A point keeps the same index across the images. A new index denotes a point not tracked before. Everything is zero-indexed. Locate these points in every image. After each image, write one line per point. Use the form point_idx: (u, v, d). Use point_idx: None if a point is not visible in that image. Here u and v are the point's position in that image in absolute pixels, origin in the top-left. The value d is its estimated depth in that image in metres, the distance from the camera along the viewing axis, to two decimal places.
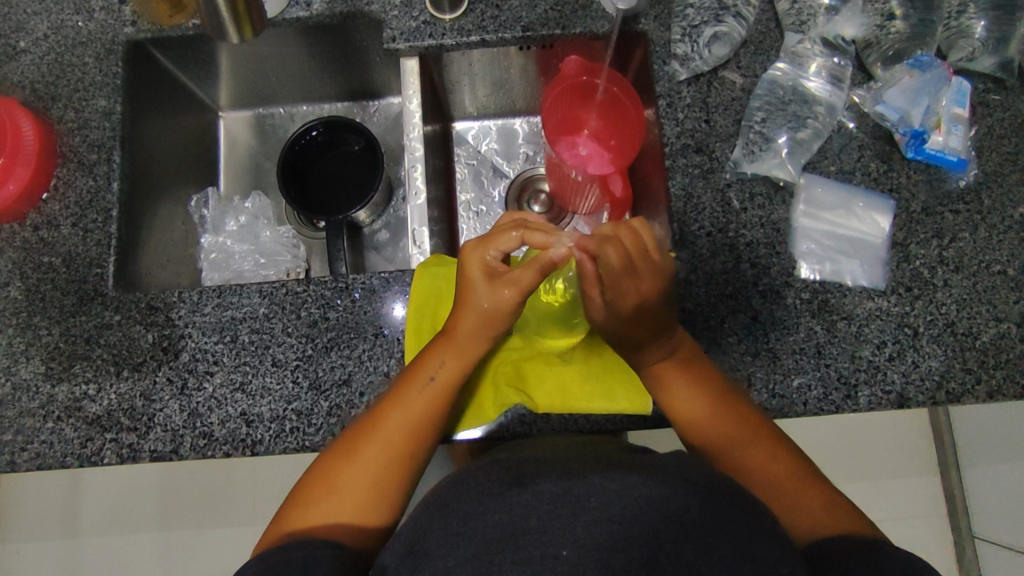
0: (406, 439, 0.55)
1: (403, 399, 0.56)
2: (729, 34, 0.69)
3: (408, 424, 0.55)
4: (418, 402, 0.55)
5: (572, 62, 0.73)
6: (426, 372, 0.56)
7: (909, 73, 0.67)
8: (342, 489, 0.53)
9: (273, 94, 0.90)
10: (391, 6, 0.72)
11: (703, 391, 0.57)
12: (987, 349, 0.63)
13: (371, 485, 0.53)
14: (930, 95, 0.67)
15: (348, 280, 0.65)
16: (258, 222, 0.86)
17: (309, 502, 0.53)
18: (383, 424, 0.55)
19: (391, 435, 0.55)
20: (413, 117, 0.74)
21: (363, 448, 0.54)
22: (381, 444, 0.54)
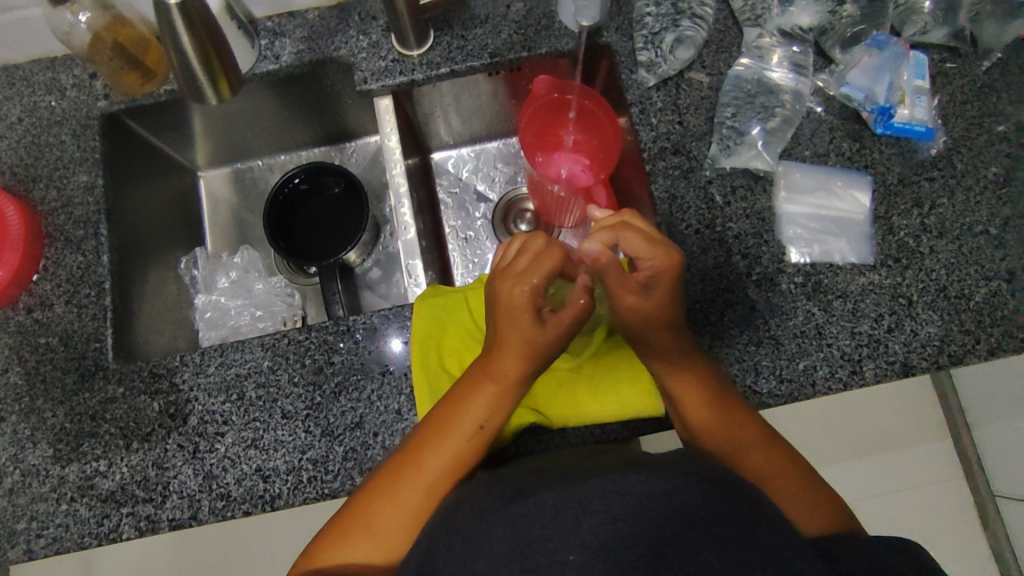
0: (437, 486, 0.54)
1: (452, 446, 0.55)
2: (693, 36, 0.71)
3: (450, 471, 0.55)
4: (465, 439, 0.55)
5: (542, 82, 0.73)
6: (475, 418, 0.56)
7: (869, 53, 0.70)
8: (382, 525, 0.53)
9: (251, 148, 0.91)
10: (359, 48, 0.71)
11: (716, 418, 0.57)
12: (983, 309, 0.64)
13: (406, 527, 0.53)
14: (890, 71, 0.69)
15: (348, 322, 0.65)
16: (250, 275, 0.86)
17: (345, 540, 0.53)
18: (420, 465, 0.54)
19: (439, 471, 0.54)
20: (393, 153, 0.74)
21: (398, 488, 0.54)
22: (410, 491, 0.54)
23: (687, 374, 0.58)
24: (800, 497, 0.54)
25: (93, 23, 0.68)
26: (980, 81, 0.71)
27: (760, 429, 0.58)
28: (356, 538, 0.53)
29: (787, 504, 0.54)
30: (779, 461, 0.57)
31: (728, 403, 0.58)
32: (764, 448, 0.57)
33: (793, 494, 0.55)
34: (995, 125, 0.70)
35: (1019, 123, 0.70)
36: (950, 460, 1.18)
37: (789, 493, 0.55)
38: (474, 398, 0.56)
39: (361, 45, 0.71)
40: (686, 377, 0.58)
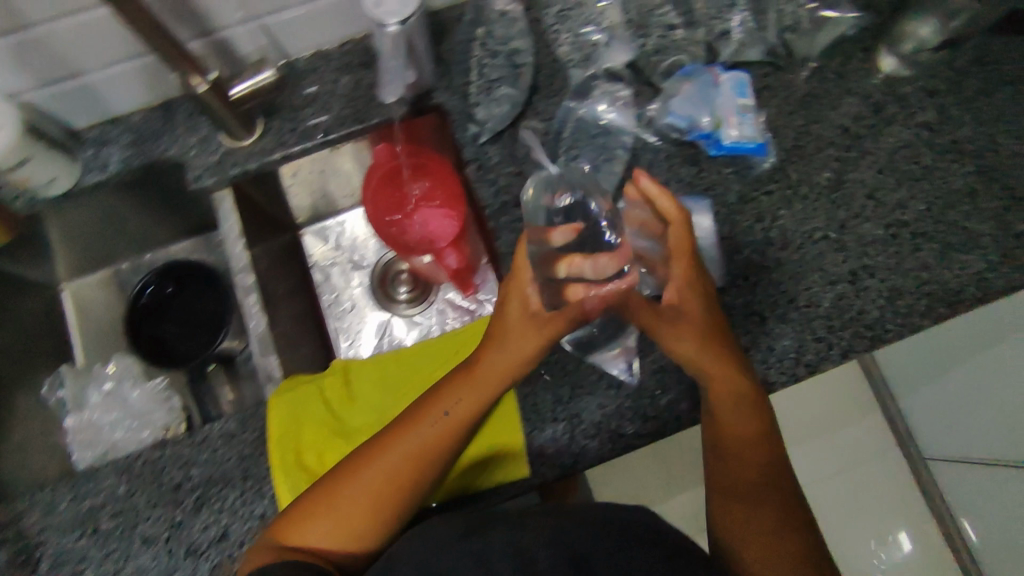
0: (400, 482, 0.57)
1: (417, 429, 0.59)
2: (509, 96, 0.71)
3: (408, 457, 0.57)
4: (432, 424, 0.59)
5: (381, 151, 0.74)
6: (439, 407, 0.60)
7: (686, 82, 0.70)
8: (349, 498, 0.56)
9: (114, 254, 0.88)
10: (187, 146, 0.69)
11: (736, 444, 0.60)
12: (832, 313, 0.66)
13: (368, 505, 0.56)
14: (711, 95, 0.70)
15: (203, 430, 0.62)
16: (124, 384, 0.82)
17: (302, 520, 0.56)
18: (395, 448, 0.58)
19: (395, 464, 0.57)
20: (233, 247, 0.72)
21: (370, 467, 0.57)
22: (404, 463, 0.57)
23: (731, 375, 0.58)
24: (760, 539, 0.58)
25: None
26: (802, 91, 0.73)
27: (769, 464, 0.61)
28: (309, 522, 0.55)
29: (741, 552, 0.58)
30: (767, 509, 0.59)
31: (760, 420, 0.60)
32: (773, 483, 0.60)
33: (760, 537, 0.58)
34: (822, 131, 0.72)
35: (844, 126, 0.72)
36: (879, 439, 1.31)
37: (756, 522, 0.59)
38: (457, 386, 0.60)
39: (189, 142, 0.70)
40: (739, 396, 0.59)
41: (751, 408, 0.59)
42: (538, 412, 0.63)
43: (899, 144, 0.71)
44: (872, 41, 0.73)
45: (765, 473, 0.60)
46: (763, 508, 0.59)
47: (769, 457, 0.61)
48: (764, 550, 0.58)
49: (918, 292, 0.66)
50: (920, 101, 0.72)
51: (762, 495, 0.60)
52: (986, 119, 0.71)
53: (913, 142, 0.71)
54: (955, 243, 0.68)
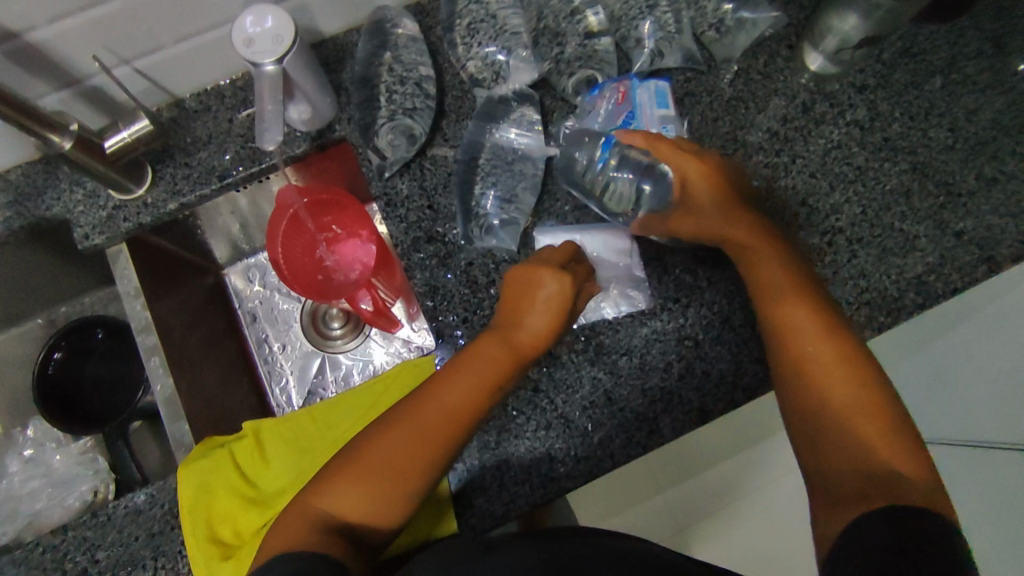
0: (449, 432, 0.51)
1: (445, 386, 0.52)
2: (408, 129, 0.65)
3: (447, 415, 0.51)
4: (503, 365, 0.53)
5: (288, 190, 0.68)
6: (477, 355, 0.53)
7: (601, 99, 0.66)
8: (359, 478, 0.50)
9: (20, 310, 0.80)
10: (74, 202, 0.65)
11: (832, 361, 0.51)
12: None
13: (392, 479, 0.50)
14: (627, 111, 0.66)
15: (107, 511, 0.58)
16: (47, 448, 0.79)
17: (326, 490, 0.50)
18: (438, 400, 0.52)
19: (423, 430, 0.51)
20: (131, 303, 0.69)
21: (413, 422, 0.51)
22: (416, 427, 0.50)
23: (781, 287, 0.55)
24: (868, 442, 0.47)
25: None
26: (726, 96, 0.70)
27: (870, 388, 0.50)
28: (341, 486, 0.50)
29: (821, 468, 0.49)
30: (866, 409, 0.49)
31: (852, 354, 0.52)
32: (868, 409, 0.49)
33: (832, 465, 0.48)
34: (748, 138, 0.69)
35: (772, 129, 0.69)
36: None
37: (855, 440, 0.48)
38: (483, 346, 0.54)
39: (76, 197, 0.65)
40: (783, 297, 0.55)
41: (808, 316, 0.53)
42: (463, 460, 0.59)
43: (830, 145, 0.68)
44: (796, 38, 0.71)
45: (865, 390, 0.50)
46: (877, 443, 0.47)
47: (830, 386, 0.50)
48: (834, 469, 0.48)
49: (857, 301, 0.64)
50: (850, 98, 0.69)
51: (866, 413, 0.49)
52: (917, 113, 0.68)
53: (844, 141, 0.68)
54: (893, 246, 0.65)
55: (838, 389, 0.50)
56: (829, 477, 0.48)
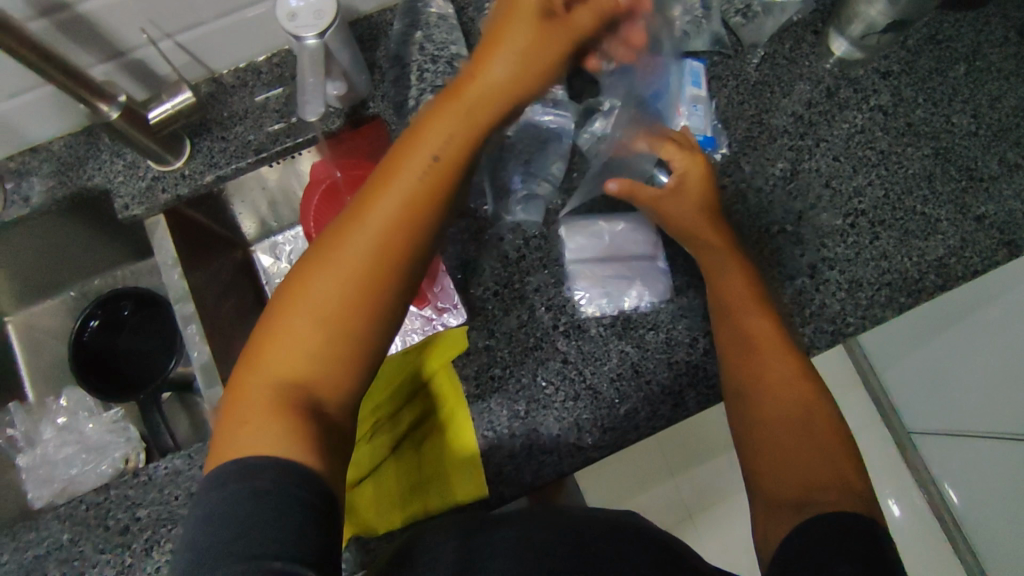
0: (373, 263, 0.45)
1: (372, 198, 0.46)
2: None
3: (374, 233, 0.46)
4: (423, 169, 0.47)
5: (318, 167, 0.72)
6: (423, 152, 0.48)
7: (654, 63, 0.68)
8: (293, 329, 0.44)
9: (58, 283, 0.84)
10: (115, 172, 0.67)
11: (779, 372, 0.53)
12: (792, 309, 0.64)
13: (333, 324, 0.44)
14: (668, 87, 0.69)
15: (149, 470, 0.60)
16: (79, 416, 0.81)
17: (256, 360, 0.44)
18: (364, 217, 0.46)
19: (356, 256, 0.45)
20: (171, 274, 0.70)
21: (334, 251, 0.45)
22: (345, 261, 0.45)
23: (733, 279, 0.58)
24: (833, 459, 0.48)
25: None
26: (753, 80, 0.71)
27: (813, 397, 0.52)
28: (273, 345, 0.44)
29: (764, 473, 0.50)
30: (815, 414, 0.51)
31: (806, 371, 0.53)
32: (816, 420, 0.51)
33: (792, 480, 0.48)
34: (774, 121, 0.70)
35: (797, 113, 0.70)
36: None
37: (808, 441, 0.49)
38: (418, 139, 0.49)
39: (116, 168, 0.67)
40: (731, 281, 0.58)
41: (764, 326, 0.55)
42: (493, 428, 0.60)
43: (853, 129, 0.70)
44: (821, 25, 0.72)
45: (809, 396, 0.52)
46: (817, 453, 0.49)
47: (780, 376, 0.53)
48: (785, 466, 0.49)
49: (880, 282, 0.65)
50: (873, 83, 0.71)
51: (814, 425, 0.50)
52: (939, 99, 0.70)
53: (867, 126, 0.70)
54: (915, 229, 0.66)
55: (773, 372, 0.53)
56: (776, 489, 0.48)
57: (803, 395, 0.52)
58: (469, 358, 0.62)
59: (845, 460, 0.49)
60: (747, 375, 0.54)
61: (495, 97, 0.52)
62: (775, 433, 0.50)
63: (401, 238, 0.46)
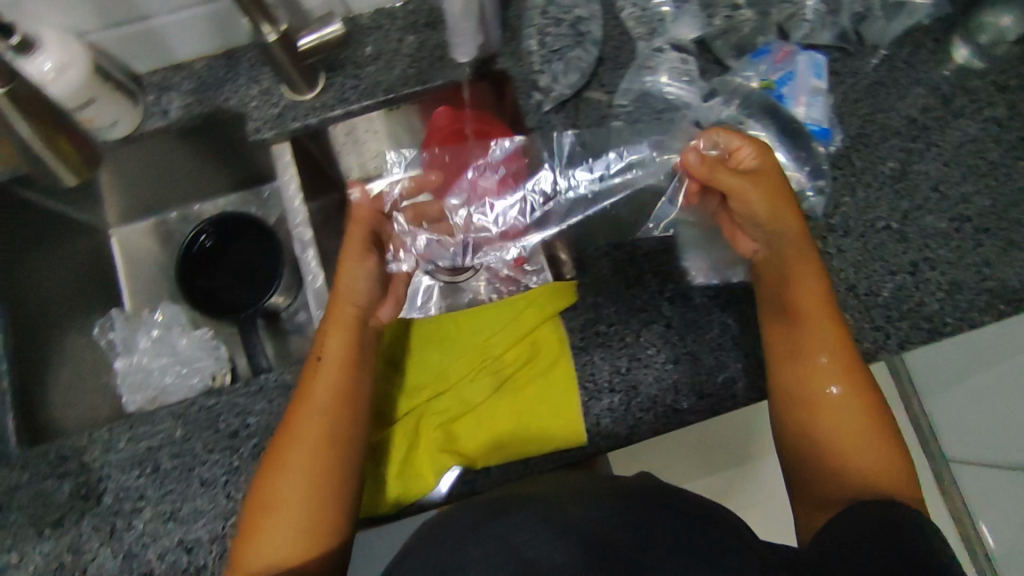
0: (326, 436, 0.56)
1: (310, 388, 0.58)
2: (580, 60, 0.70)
3: (319, 422, 0.57)
4: (326, 397, 0.58)
5: (442, 114, 0.75)
6: (315, 354, 0.60)
7: (786, 48, 0.71)
8: (287, 458, 0.56)
9: (164, 202, 0.88)
10: (250, 97, 0.69)
11: (837, 383, 0.58)
12: (890, 303, 0.66)
13: (314, 484, 0.55)
14: (796, 71, 0.70)
15: (261, 380, 0.63)
16: (172, 332, 0.83)
17: (256, 528, 0.54)
18: (308, 405, 0.58)
19: (311, 429, 0.57)
20: (292, 202, 0.71)
21: (304, 400, 0.58)
22: (307, 433, 0.57)
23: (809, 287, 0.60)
24: (870, 447, 0.57)
25: (31, 127, 0.57)
26: (870, 79, 0.72)
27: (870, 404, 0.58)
28: (264, 530, 0.54)
29: (840, 475, 0.56)
30: (862, 422, 0.58)
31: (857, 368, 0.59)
32: (868, 418, 0.58)
33: (846, 467, 0.57)
34: (888, 121, 0.71)
35: (911, 116, 0.71)
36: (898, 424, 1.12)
37: (853, 444, 0.57)
38: (330, 335, 0.60)
39: (251, 93, 0.70)
40: (807, 285, 0.60)
41: (824, 333, 0.59)
42: (595, 380, 0.62)
43: (965, 138, 0.71)
44: (943, 33, 0.73)
45: (864, 410, 0.58)
46: (872, 447, 0.57)
47: (832, 394, 0.58)
48: (847, 468, 0.57)
49: (979, 287, 0.66)
50: (989, 96, 0.72)
51: (862, 431, 0.57)
52: None
53: (979, 137, 0.71)
54: (1019, 241, 0.67)
55: (823, 395, 0.58)
56: (831, 488, 0.57)
57: (865, 408, 0.58)
58: (576, 312, 0.64)
59: (895, 454, 0.57)
60: (793, 397, 0.59)
61: (355, 313, 0.61)
62: (849, 425, 0.57)
63: (337, 427, 0.57)
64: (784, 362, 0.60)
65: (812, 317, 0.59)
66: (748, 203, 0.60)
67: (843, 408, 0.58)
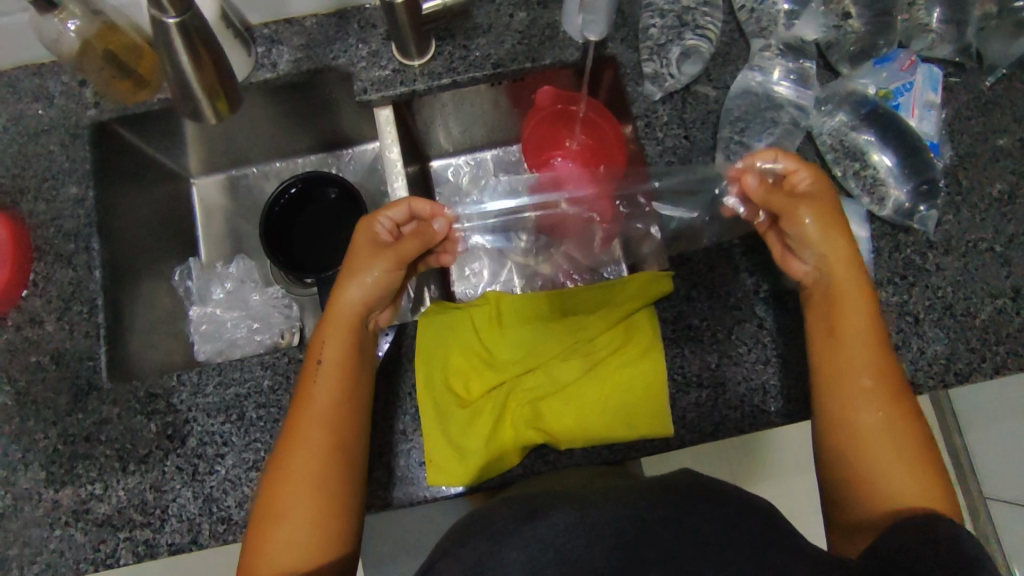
0: (336, 433, 0.55)
1: (308, 392, 0.56)
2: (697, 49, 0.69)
3: (319, 420, 0.55)
4: (326, 391, 0.56)
5: (546, 93, 0.75)
6: (314, 356, 0.58)
7: (910, 58, 0.70)
8: (297, 469, 0.53)
9: (246, 154, 0.87)
10: (359, 57, 0.70)
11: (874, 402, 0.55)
12: (987, 326, 0.64)
13: (322, 480, 0.53)
14: (914, 84, 0.69)
15: None
16: (246, 286, 0.84)
17: (264, 536, 0.52)
18: (309, 409, 0.55)
19: (316, 433, 0.54)
20: (394, 165, 0.71)
21: (304, 406, 0.55)
22: (309, 437, 0.54)
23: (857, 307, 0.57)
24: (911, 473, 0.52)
25: (198, 69, 0.54)
26: (983, 98, 0.71)
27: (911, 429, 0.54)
28: (274, 531, 0.51)
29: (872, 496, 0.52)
30: (899, 448, 0.53)
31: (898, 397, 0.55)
32: (902, 438, 0.53)
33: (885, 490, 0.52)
34: (1000, 142, 0.69)
35: None
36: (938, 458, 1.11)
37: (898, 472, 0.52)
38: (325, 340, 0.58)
39: (361, 54, 0.70)
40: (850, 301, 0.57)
41: (864, 347, 0.56)
42: (683, 372, 0.62)
43: None
44: None
45: (901, 438, 0.53)
46: (908, 472, 0.52)
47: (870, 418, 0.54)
48: (884, 494, 0.52)
49: None
50: None
51: (903, 456, 0.53)
52: None
53: None
54: None
55: (864, 421, 0.54)
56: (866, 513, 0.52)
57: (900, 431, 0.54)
58: (670, 303, 0.64)
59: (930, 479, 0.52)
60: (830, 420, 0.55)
61: (353, 314, 0.60)
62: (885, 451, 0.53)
63: (346, 418, 0.56)
64: (825, 385, 0.56)
65: (843, 335, 0.56)
66: (799, 226, 0.59)
67: (884, 431, 0.53)
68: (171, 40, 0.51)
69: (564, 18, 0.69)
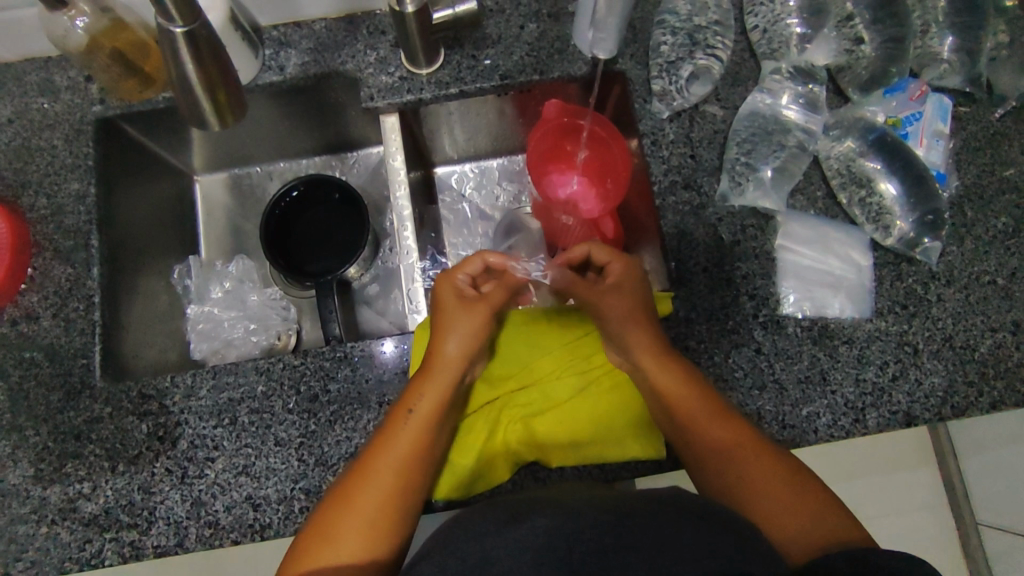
0: (391, 477, 0.54)
1: (390, 436, 0.56)
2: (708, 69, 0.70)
3: (392, 468, 0.54)
4: (406, 437, 0.56)
5: (551, 105, 0.72)
6: (404, 406, 0.57)
7: (921, 87, 0.70)
8: (340, 525, 0.52)
9: (249, 154, 0.86)
10: (366, 63, 0.69)
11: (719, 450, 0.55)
12: (986, 360, 0.64)
13: (370, 530, 0.52)
14: (924, 114, 0.69)
15: (346, 348, 0.63)
16: (244, 286, 0.84)
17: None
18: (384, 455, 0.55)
19: (383, 473, 0.54)
20: (398, 173, 0.72)
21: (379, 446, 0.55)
22: (374, 477, 0.54)
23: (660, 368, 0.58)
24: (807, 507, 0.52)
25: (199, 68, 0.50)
26: (992, 129, 0.70)
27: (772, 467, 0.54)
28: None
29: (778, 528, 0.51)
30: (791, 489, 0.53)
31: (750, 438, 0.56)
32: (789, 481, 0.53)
33: (791, 519, 0.51)
34: (1007, 174, 0.69)
35: None
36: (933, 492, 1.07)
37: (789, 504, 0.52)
38: (423, 386, 0.58)
39: (368, 60, 0.69)
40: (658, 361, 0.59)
41: (690, 400, 0.57)
42: None
43: None
44: None
45: (779, 477, 0.53)
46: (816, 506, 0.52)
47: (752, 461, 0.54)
48: (795, 520, 0.51)
49: None
50: None
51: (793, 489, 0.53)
52: None
53: None
54: None
55: (749, 466, 0.54)
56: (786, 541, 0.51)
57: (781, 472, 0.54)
58: (669, 324, 0.64)
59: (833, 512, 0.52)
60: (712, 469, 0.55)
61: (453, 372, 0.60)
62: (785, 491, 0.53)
63: (415, 462, 0.55)
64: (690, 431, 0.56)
65: (672, 395, 0.57)
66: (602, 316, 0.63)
67: (768, 467, 0.54)
68: (176, 45, 0.48)
69: (575, 34, 0.69)
